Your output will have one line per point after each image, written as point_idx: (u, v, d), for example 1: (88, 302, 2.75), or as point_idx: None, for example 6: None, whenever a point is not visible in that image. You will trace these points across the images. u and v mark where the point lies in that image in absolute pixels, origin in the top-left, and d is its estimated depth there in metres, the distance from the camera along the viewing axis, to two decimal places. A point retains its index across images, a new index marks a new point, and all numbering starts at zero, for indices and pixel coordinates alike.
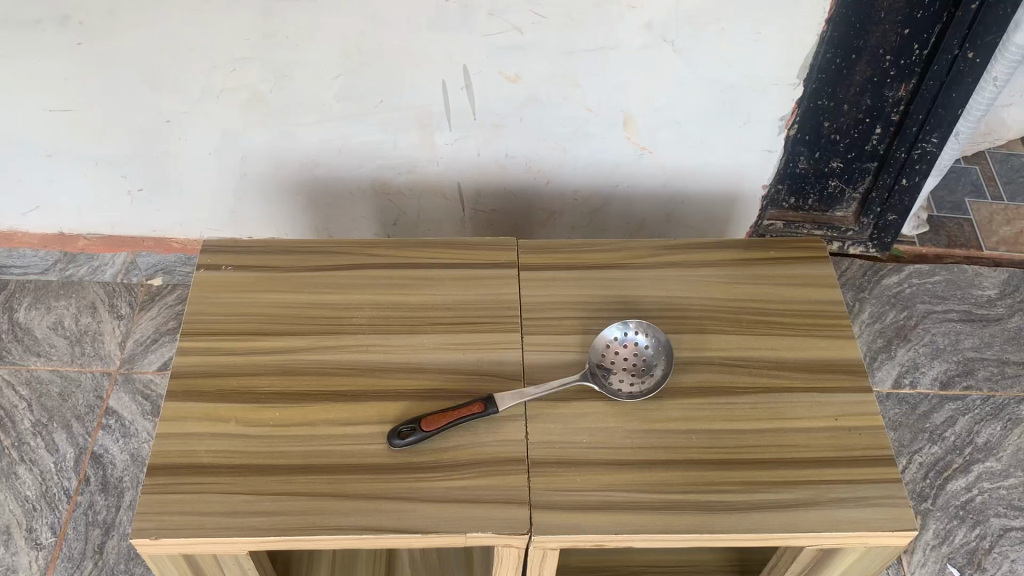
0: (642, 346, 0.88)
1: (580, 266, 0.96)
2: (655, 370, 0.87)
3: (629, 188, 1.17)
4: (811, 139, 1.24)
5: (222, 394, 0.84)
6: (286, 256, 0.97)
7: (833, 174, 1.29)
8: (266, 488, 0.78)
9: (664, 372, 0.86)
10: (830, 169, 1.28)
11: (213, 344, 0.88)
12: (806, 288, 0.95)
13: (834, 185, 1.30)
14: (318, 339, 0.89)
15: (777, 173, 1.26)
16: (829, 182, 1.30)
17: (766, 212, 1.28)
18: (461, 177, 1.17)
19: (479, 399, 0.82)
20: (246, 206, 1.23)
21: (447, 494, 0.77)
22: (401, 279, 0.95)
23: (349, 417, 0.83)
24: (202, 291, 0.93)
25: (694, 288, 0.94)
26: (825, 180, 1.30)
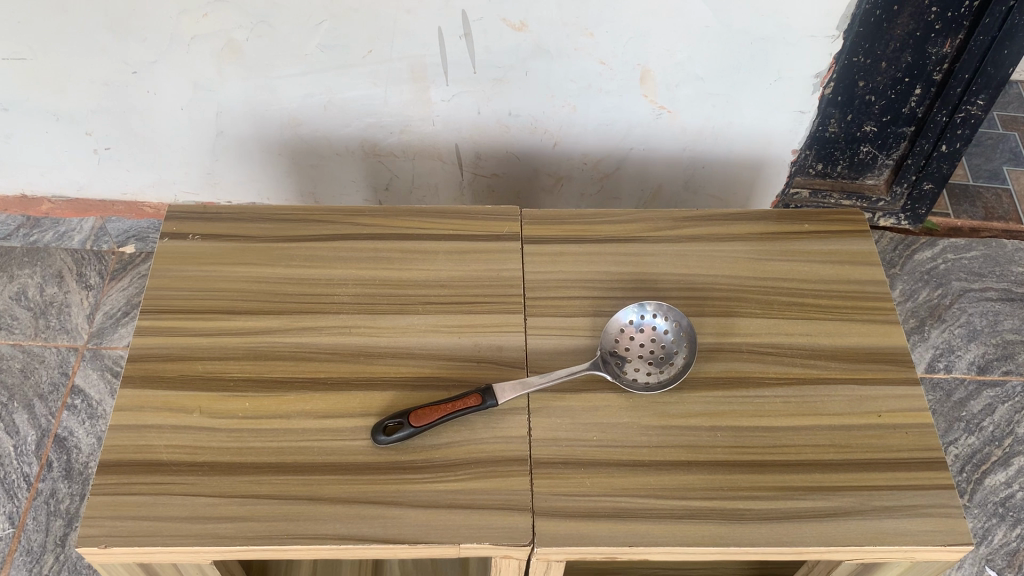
0: (663, 331, 0.77)
1: (591, 238, 0.86)
2: (676, 359, 0.76)
3: (644, 151, 1.06)
4: (843, 101, 1.13)
5: (184, 381, 0.75)
6: (262, 225, 0.86)
7: (865, 139, 1.18)
8: (233, 491, 0.68)
9: (686, 363, 0.76)
10: (862, 133, 1.17)
11: (177, 323, 0.78)
12: (846, 265, 0.84)
13: (866, 151, 1.20)
14: (296, 320, 0.79)
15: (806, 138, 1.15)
16: (861, 148, 1.19)
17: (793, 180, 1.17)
18: (460, 139, 1.06)
19: (481, 391, 0.72)
20: (224, 168, 1.13)
21: (438, 498, 0.68)
22: (388, 251, 0.85)
23: (327, 410, 0.73)
24: (166, 263, 0.83)
25: (720, 264, 0.83)
26: (856, 146, 1.19)
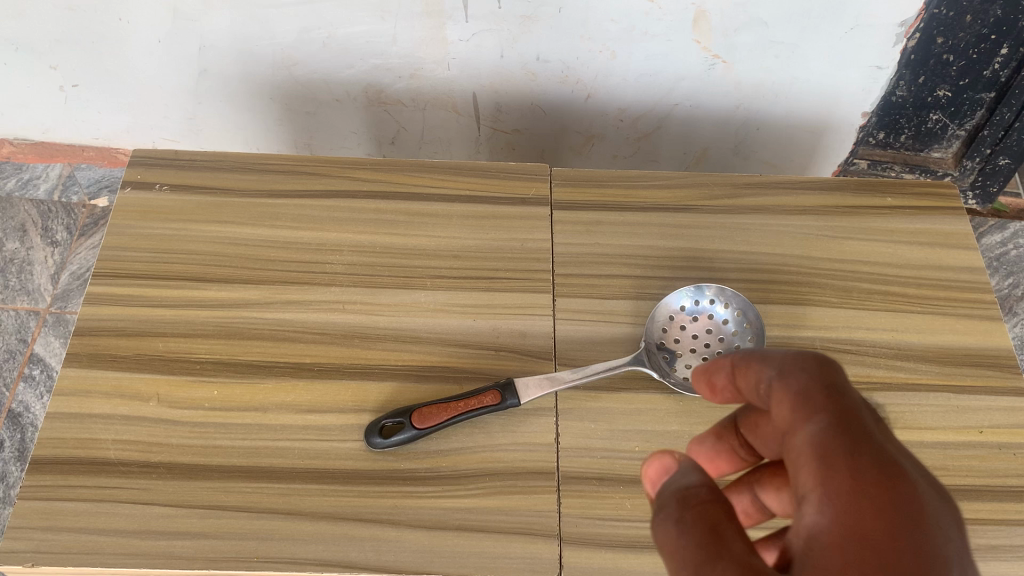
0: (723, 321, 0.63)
1: (633, 205, 0.72)
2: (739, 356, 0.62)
3: (691, 109, 0.93)
4: (918, 61, 0.85)
5: (141, 362, 0.62)
6: (242, 175, 0.72)
7: (937, 105, 0.92)
8: (193, 500, 0.56)
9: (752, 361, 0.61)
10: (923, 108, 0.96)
11: (136, 292, 0.65)
12: (938, 249, 0.70)
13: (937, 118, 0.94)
14: (278, 292, 0.65)
15: None
16: (931, 114, 0.94)
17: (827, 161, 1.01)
18: (478, 87, 0.92)
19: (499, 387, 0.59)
20: (209, 111, 0.99)
21: (444, 518, 0.55)
22: (391, 212, 0.71)
23: (312, 403, 0.60)
24: (127, 218, 0.69)
25: (787, 242, 0.70)
26: (927, 112, 0.93)
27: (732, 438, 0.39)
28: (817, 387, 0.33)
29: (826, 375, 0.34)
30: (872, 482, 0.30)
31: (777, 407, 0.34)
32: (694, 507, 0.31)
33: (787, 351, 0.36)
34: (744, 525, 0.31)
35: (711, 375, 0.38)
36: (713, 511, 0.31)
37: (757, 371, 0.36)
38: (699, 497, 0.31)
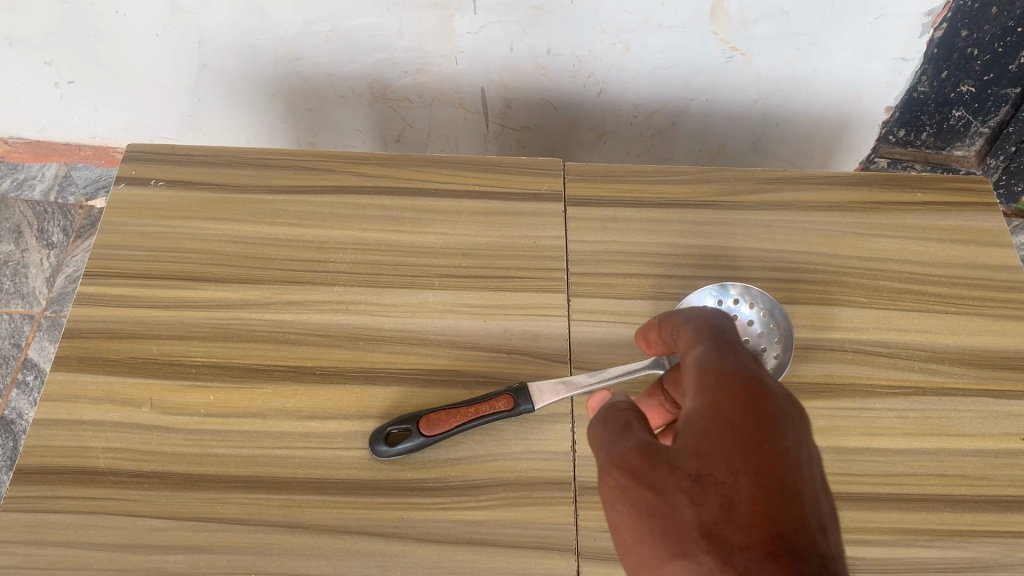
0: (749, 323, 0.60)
1: (650, 201, 0.68)
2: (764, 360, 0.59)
3: (707, 103, 0.90)
4: (938, 53, 0.80)
5: (134, 365, 0.58)
6: (240, 170, 0.69)
7: (960, 102, 0.85)
8: (187, 512, 0.53)
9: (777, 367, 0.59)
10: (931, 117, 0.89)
11: (129, 292, 0.62)
12: (973, 246, 0.66)
13: (959, 117, 0.87)
14: (277, 291, 0.62)
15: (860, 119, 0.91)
16: (952, 112, 0.86)
17: (848, 151, 0.96)
18: (486, 82, 0.89)
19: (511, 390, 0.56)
20: (209, 108, 0.97)
21: (454, 532, 0.52)
22: (397, 209, 0.67)
23: (314, 409, 0.57)
24: (121, 215, 0.66)
25: (812, 239, 0.67)
26: (947, 109, 0.86)
27: (662, 395, 0.50)
28: (708, 329, 0.41)
29: (719, 323, 0.41)
30: (738, 375, 0.35)
31: (682, 345, 0.41)
32: (614, 414, 0.38)
33: (698, 312, 0.43)
34: (650, 425, 0.37)
35: (647, 331, 0.48)
36: (625, 414, 0.38)
37: (676, 327, 0.43)
38: (617, 406, 0.39)
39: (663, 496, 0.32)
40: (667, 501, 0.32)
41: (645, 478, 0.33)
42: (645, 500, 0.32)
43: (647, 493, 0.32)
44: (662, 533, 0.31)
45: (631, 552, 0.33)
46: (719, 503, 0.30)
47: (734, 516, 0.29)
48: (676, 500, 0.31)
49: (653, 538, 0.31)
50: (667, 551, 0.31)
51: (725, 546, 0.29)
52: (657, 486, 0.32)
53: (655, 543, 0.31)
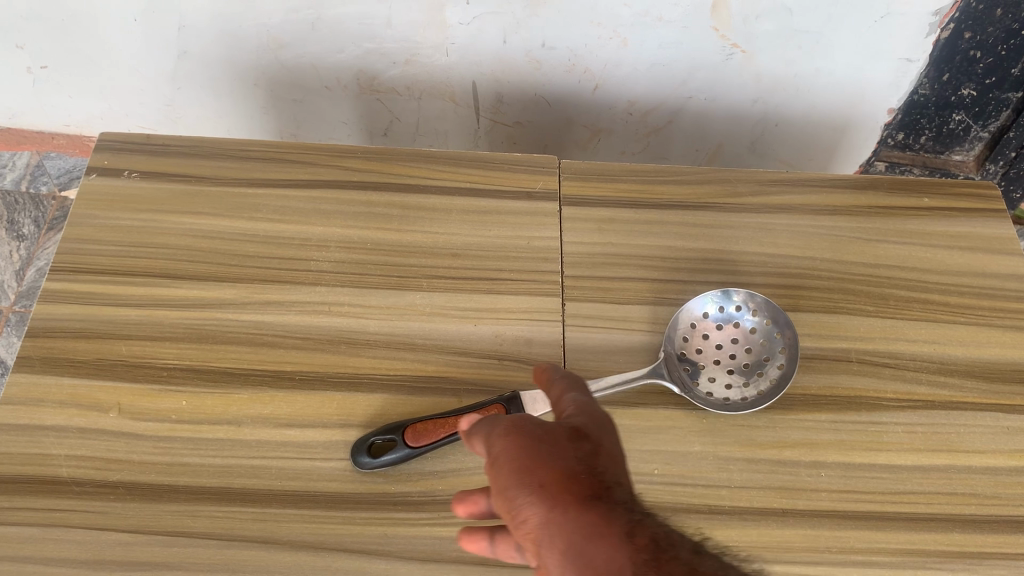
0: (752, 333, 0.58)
1: (649, 201, 0.65)
2: (767, 372, 0.57)
3: (705, 101, 0.87)
4: (940, 56, 0.78)
5: (102, 367, 0.55)
6: (218, 162, 0.66)
7: (960, 105, 0.82)
8: (155, 526, 0.49)
9: (780, 380, 0.56)
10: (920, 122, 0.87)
11: (97, 288, 0.58)
12: (982, 254, 0.64)
13: (959, 121, 0.84)
14: (256, 291, 0.59)
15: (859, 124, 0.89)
16: (952, 116, 0.84)
17: (845, 155, 0.94)
18: (478, 75, 0.86)
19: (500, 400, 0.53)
20: (188, 97, 0.93)
21: (440, 550, 0.49)
22: (384, 205, 0.64)
23: (294, 417, 0.53)
24: (91, 206, 0.62)
25: (816, 244, 0.64)
26: (946, 112, 0.84)
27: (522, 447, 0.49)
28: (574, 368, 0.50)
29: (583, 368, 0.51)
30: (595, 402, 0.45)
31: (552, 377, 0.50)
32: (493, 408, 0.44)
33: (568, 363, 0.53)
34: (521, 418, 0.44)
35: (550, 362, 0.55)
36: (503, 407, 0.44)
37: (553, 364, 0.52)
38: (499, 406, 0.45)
39: (548, 433, 0.39)
40: (550, 437, 0.39)
41: (536, 421, 0.40)
42: (534, 429, 0.40)
43: (534, 427, 0.40)
44: (544, 452, 0.38)
45: (502, 464, 0.38)
46: (586, 451, 0.39)
47: (596, 461, 0.39)
48: (557, 438, 0.39)
49: (532, 452, 0.38)
50: (545, 459, 0.38)
51: (591, 472, 0.37)
52: (546, 427, 0.40)
53: (533, 455, 0.38)
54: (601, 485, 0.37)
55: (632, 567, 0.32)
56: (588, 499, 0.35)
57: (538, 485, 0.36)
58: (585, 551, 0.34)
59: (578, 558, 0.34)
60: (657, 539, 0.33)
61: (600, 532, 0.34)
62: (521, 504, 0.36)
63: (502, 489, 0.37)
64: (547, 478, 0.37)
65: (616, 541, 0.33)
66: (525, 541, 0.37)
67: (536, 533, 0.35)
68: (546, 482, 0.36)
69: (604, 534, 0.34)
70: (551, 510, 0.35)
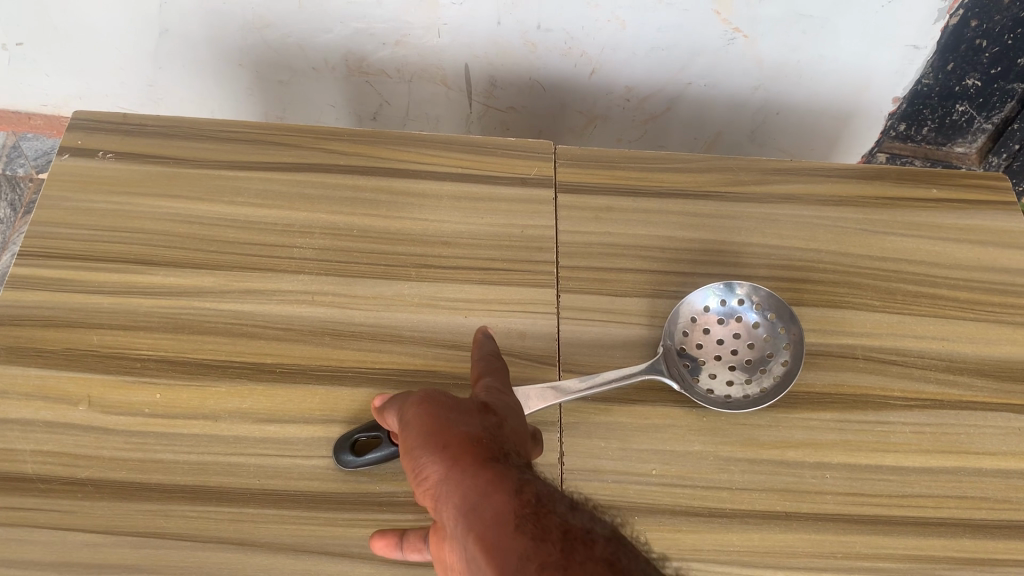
0: (754, 329, 0.55)
1: (648, 190, 0.63)
2: (771, 369, 0.54)
3: (705, 88, 0.85)
4: (947, 44, 0.75)
5: (71, 357, 0.52)
6: (198, 143, 0.63)
7: (964, 96, 0.80)
8: (126, 527, 0.46)
9: (784, 377, 0.54)
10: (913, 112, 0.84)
11: (68, 274, 0.55)
12: (991, 248, 0.62)
13: (962, 112, 0.82)
14: (236, 278, 0.56)
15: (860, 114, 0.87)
16: (955, 106, 0.81)
17: (846, 145, 0.92)
18: (471, 58, 0.83)
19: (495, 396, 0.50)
20: (170, 77, 0.90)
21: None
22: (372, 190, 0.61)
23: (273, 411, 0.51)
24: (62, 188, 0.59)
25: (821, 236, 0.62)
26: (950, 102, 0.81)
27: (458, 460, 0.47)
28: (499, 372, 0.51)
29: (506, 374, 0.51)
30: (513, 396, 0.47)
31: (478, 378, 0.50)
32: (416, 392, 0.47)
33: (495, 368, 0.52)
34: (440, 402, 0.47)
35: None
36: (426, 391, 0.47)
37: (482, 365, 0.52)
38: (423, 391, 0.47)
39: (460, 409, 0.42)
40: (458, 410, 0.42)
41: (448, 398, 0.44)
42: (447, 405, 0.43)
43: (447, 402, 0.43)
44: (452, 420, 0.41)
45: (411, 433, 0.41)
46: (495, 426, 0.42)
47: (502, 435, 0.41)
48: (467, 414, 0.42)
49: (441, 422, 0.41)
50: (451, 427, 0.40)
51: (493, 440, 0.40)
52: (459, 405, 0.43)
53: (442, 425, 0.41)
54: (498, 450, 0.39)
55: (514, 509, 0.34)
56: (483, 459, 0.38)
57: (441, 447, 0.39)
58: (470, 501, 0.35)
59: (465, 508, 0.35)
60: (541, 493, 0.35)
61: (487, 483, 0.36)
62: (424, 464, 0.39)
63: (411, 453, 0.40)
64: (451, 441, 0.39)
65: (500, 489, 0.35)
66: (428, 503, 0.39)
67: (434, 488, 0.38)
68: (448, 444, 0.39)
69: (490, 485, 0.35)
70: (449, 466, 0.38)
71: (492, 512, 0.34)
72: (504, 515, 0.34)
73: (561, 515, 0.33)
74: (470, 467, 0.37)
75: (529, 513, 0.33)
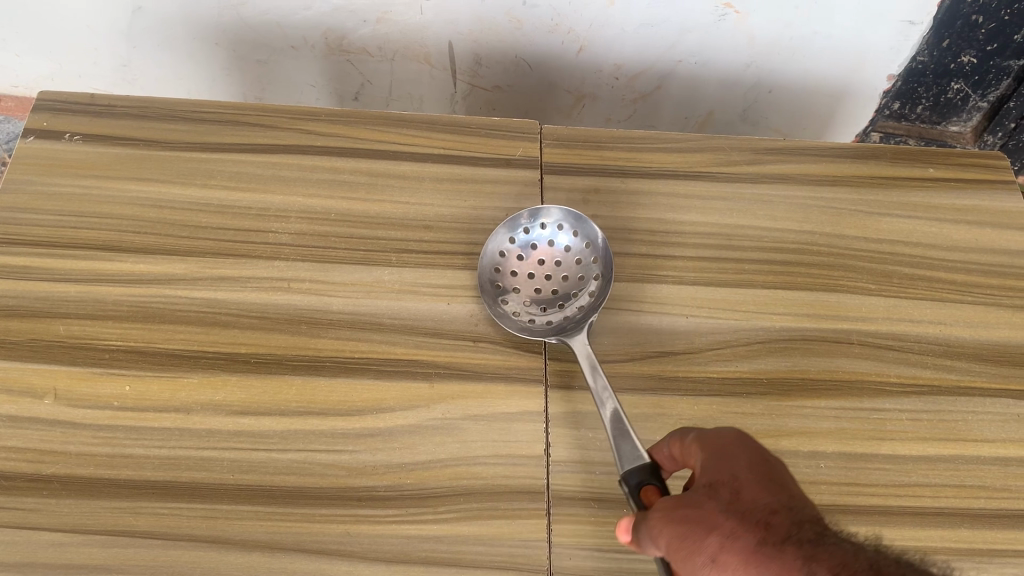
0: (525, 251, 0.55)
1: (637, 170, 0.61)
2: (572, 236, 0.55)
3: (695, 65, 0.83)
4: (943, 20, 0.73)
5: (36, 349, 0.50)
6: (171, 125, 0.60)
7: (960, 74, 0.78)
8: (94, 525, 0.45)
9: (574, 221, 0.55)
10: (910, 90, 0.82)
11: (32, 262, 0.53)
12: (988, 229, 0.60)
13: (957, 90, 0.80)
14: (209, 265, 0.54)
15: (854, 92, 0.85)
16: (951, 85, 0.80)
17: (838, 124, 0.90)
18: (455, 35, 0.81)
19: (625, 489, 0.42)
20: (143, 57, 0.87)
21: (408, 550, 0.45)
22: (350, 171, 0.59)
23: (248, 404, 0.49)
24: (28, 171, 0.57)
25: (814, 217, 0.60)
26: (946, 80, 0.79)
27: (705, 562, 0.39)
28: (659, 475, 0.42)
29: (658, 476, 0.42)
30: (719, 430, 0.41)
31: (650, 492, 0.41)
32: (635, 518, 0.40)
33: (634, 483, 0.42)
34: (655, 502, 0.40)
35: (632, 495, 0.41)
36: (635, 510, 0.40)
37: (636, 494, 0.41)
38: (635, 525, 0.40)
39: (690, 502, 0.36)
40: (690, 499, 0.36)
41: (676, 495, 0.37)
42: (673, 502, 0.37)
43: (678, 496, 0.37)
44: (693, 514, 0.35)
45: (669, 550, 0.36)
46: (733, 498, 0.35)
47: (746, 501, 0.35)
48: (699, 500, 0.36)
49: (686, 527, 0.35)
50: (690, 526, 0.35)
51: (747, 516, 0.34)
52: (688, 496, 0.36)
53: (688, 527, 0.35)
54: (770, 522, 0.34)
55: None
56: (757, 547, 0.33)
57: (709, 561, 0.34)
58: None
59: None
60: None
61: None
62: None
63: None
64: (714, 547, 0.34)
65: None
66: None
67: None
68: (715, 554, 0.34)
69: None
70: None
71: None
72: None
73: None
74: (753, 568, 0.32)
75: None
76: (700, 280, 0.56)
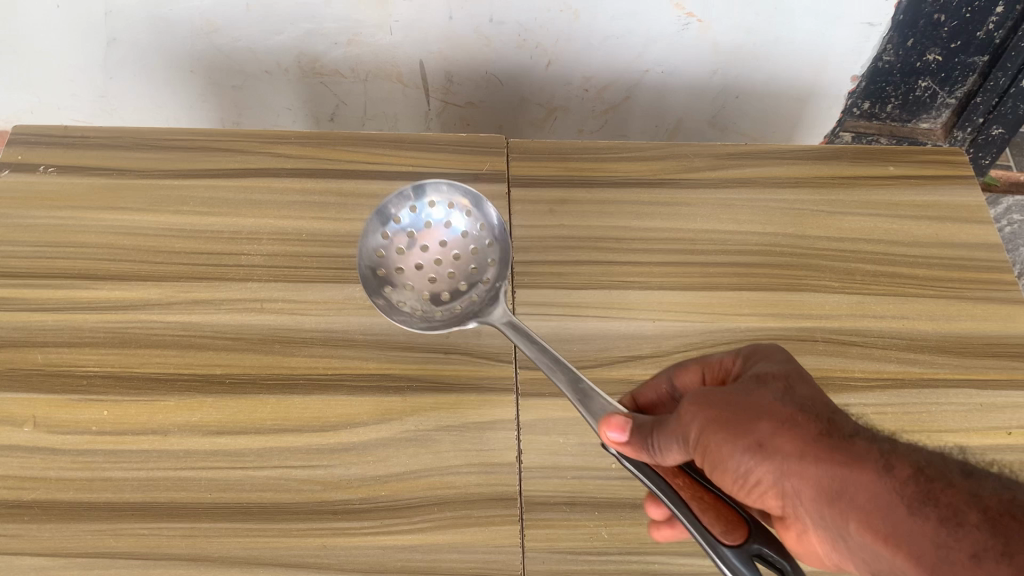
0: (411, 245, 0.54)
1: (603, 180, 0.62)
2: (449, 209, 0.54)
3: (663, 74, 0.84)
4: (903, 21, 0.75)
5: (15, 378, 0.51)
6: (144, 154, 0.62)
7: (926, 72, 0.80)
8: (73, 548, 0.45)
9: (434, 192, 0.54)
10: (879, 89, 0.84)
11: (10, 293, 0.54)
12: (948, 223, 0.62)
13: (925, 87, 0.82)
14: (185, 289, 0.55)
15: (823, 93, 0.86)
16: (918, 83, 0.82)
17: (807, 127, 0.91)
18: (425, 54, 0.82)
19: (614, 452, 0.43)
20: (120, 87, 0.88)
21: (384, 560, 0.45)
22: (321, 192, 0.60)
23: (223, 423, 0.50)
24: (5, 205, 0.58)
25: (777, 219, 0.61)
26: (913, 78, 0.81)
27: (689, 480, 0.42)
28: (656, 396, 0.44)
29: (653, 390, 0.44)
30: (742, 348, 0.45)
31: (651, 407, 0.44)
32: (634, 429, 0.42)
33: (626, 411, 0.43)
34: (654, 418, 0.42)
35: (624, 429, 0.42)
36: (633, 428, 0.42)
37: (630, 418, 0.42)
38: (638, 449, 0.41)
39: (738, 393, 0.40)
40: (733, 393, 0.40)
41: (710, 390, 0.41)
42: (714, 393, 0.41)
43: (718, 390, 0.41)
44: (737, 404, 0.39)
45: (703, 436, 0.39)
46: (784, 394, 0.40)
47: (797, 402, 0.39)
48: (749, 393, 0.40)
49: (731, 415, 0.39)
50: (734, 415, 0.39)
51: (806, 413, 0.38)
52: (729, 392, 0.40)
53: (736, 415, 0.39)
54: (822, 421, 0.38)
55: (904, 496, 0.34)
56: (816, 437, 0.37)
57: (759, 444, 0.38)
58: (832, 496, 0.36)
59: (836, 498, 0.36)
60: (922, 468, 0.35)
61: (852, 474, 0.35)
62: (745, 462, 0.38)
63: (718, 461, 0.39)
64: (764, 432, 0.38)
65: (875, 478, 0.35)
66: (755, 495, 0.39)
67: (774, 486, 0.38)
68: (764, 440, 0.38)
69: (857, 471, 0.35)
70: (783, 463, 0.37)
71: (871, 496, 0.35)
72: (888, 500, 0.34)
73: (963, 488, 0.34)
74: (809, 452, 0.37)
75: (929, 491, 0.34)
76: (667, 284, 0.57)
